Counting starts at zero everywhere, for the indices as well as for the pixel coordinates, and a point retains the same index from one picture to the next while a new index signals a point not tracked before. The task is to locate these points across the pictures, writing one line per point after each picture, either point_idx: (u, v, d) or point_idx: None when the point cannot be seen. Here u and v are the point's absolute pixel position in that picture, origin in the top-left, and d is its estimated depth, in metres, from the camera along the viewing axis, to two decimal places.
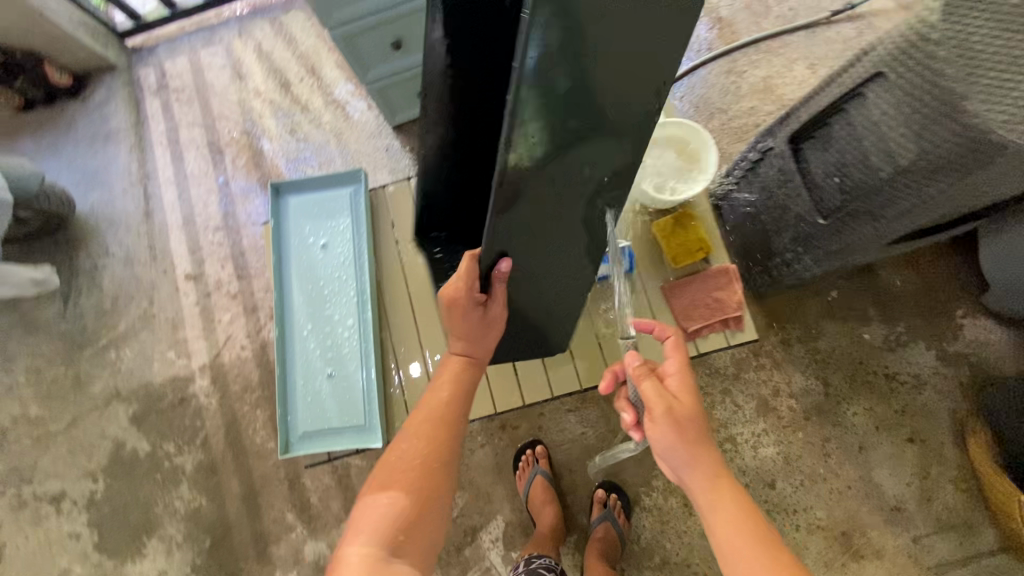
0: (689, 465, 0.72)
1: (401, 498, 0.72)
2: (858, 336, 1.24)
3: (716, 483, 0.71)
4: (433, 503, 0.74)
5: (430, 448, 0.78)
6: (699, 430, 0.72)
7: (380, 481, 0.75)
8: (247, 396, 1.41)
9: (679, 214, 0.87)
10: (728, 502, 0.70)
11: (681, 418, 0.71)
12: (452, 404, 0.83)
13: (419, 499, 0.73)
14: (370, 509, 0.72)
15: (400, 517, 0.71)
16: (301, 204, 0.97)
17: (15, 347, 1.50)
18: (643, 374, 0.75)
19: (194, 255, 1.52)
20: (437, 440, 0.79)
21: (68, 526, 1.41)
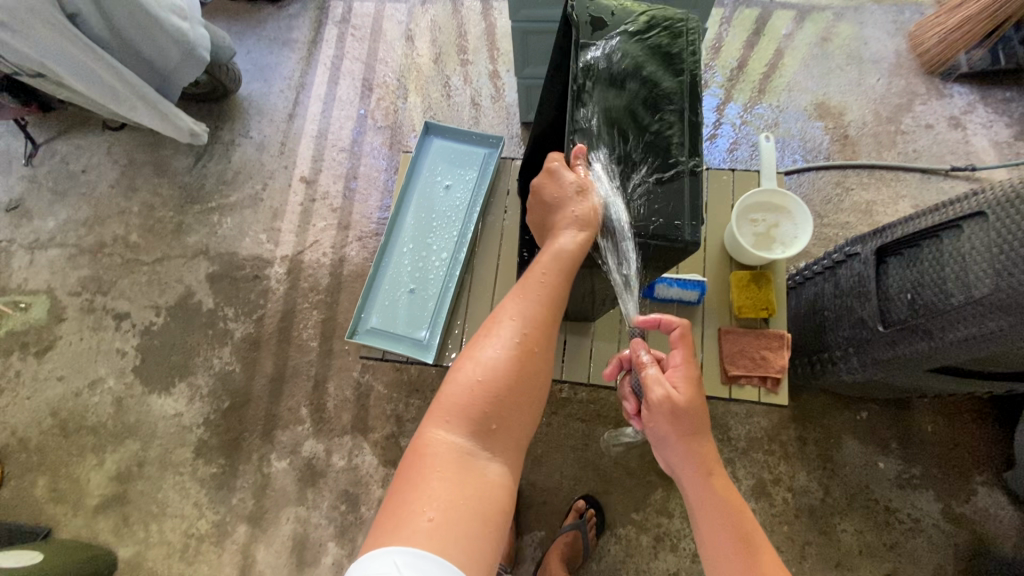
0: (683, 454, 0.79)
1: (490, 386, 0.67)
2: (873, 461, 1.27)
3: (706, 477, 0.77)
4: (524, 400, 0.69)
5: (531, 338, 0.71)
6: (691, 423, 0.78)
7: (476, 358, 0.69)
8: (311, 295, 1.54)
9: (758, 273, 0.95)
10: (715, 490, 0.77)
11: (679, 410, 0.77)
12: (558, 290, 0.73)
13: (511, 398, 0.68)
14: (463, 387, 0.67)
15: (492, 408, 0.67)
16: (443, 147, 1.12)
17: (142, 180, 1.70)
18: (649, 363, 0.81)
19: (315, 163, 1.69)
20: (537, 331, 0.72)
21: (118, 344, 1.56)
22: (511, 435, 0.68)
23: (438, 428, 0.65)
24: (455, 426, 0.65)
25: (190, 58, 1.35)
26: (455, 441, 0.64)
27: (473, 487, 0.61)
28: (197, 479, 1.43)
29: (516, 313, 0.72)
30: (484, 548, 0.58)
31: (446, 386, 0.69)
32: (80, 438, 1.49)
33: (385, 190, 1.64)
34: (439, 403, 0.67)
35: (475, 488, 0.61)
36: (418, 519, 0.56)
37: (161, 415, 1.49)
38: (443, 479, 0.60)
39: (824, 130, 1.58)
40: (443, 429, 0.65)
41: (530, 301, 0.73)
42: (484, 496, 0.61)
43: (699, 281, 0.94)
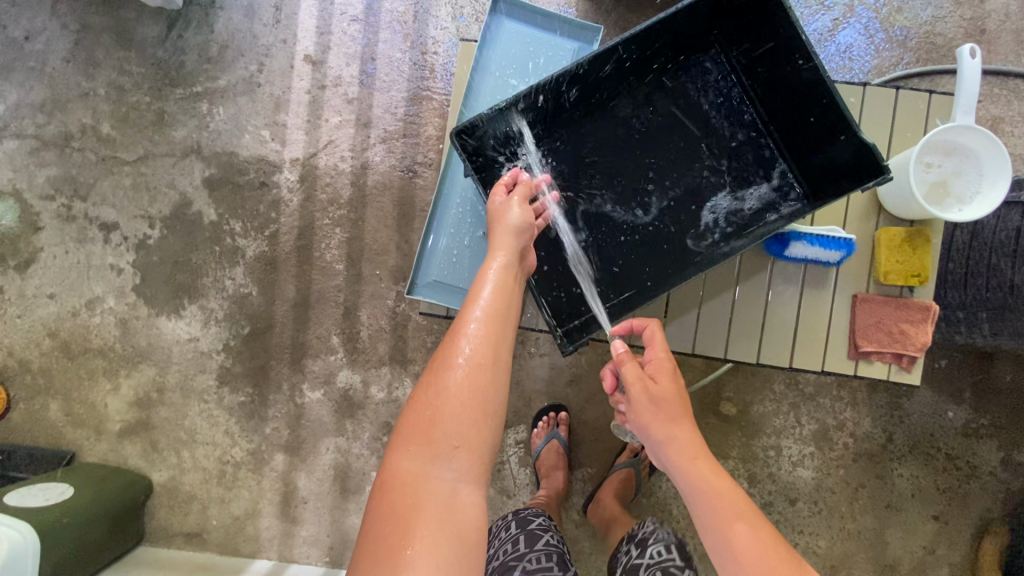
0: (664, 441, 0.71)
1: (437, 421, 0.64)
2: (941, 410, 1.22)
3: (693, 459, 0.69)
4: (481, 421, 0.65)
5: (480, 354, 0.67)
6: (676, 407, 0.72)
7: (432, 391, 0.66)
8: (331, 210, 1.33)
9: (916, 230, 0.78)
10: (706, 474, 0.68)
11: (658, 398, 0.72)
12: (495, 311, 0.69)
13: (469, 423, 0.65)
14: (421, 416, 0.66)
15: (440, 431, 0.64)
16: (517, 36, 0.83)
17: (103, 52, 1.36)
18: (625, 358, 0.75)
19: (321, 38, 1.35)
20: (486, 351, 0.67)
21: (112, 259, 1.36)
22: (477, 450, 0.65)
23: (402, 459, 0.64)
24: (420, 450, 0.64)
25: None
26: (417, 469, 0.63)
27: (442, 511, 0.61)
28: (225, 407, 1.34)
29: (460, 341, 0.67)
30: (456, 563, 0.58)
31: (407, 415, 0.67)
32: (88, 361, 1.36)
33: (410, 78, 1.33)
34: (399, 433, 0.67)
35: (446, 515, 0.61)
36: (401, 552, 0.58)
37: (175, 339, 1.35)
38: (412, 508, 0.61)
39: (958, 20, 1.28)
40: (409, 459, 0.64)
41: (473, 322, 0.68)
42: (454, 516, 0.61)
43: (847, 240, 0.76)
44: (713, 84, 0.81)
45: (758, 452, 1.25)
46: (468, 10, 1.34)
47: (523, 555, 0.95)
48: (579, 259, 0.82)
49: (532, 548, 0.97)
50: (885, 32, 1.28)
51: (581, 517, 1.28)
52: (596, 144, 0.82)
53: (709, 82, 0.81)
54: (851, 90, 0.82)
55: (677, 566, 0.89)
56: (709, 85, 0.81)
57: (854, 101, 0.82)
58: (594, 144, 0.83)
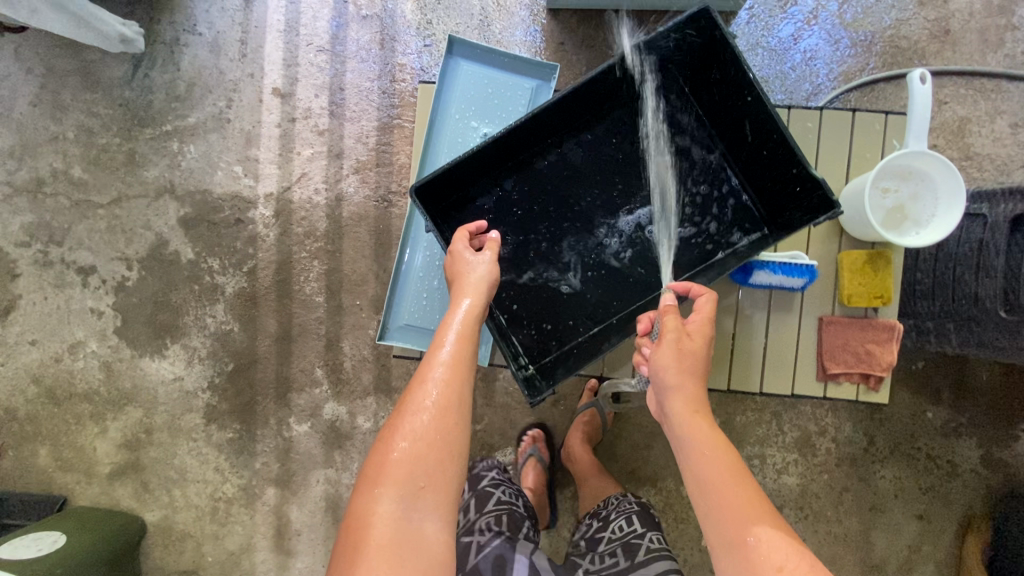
0: (674, 389, 0.68)
1: (403, 465, 0.65)
2: (920, 411, 1.24)
3: (695, 416, 0.67)
4: (449, 463, 0.66)
5: (446, 397, 0.67)
6: (698, 368, 0.70)
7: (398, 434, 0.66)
8: (308, 243, 1.33)
9: (876, 252, 0.79)
10: (709, 433, 0.66)
11: (687, 350, 0.70)
12: (462, 358, 0.70)
13: (437, 466, 0.65)
14: (387, 458, 0.65)
15: (407, 473, 0.64)
16: (474, 76, 0.84)
17: (70, 95, 1.35)
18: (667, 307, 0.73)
19: (288, 70, 1.34)
20: (453, 394, 0.68)
21: (92, 303, 1.36)
22: (444, 492, 0.65)
23: (369, 502, 0.64)
24: (390, 492, 0.64)
25: None
26: (384, 512, 0.63)
27: (409, 552, 0.61)
28: (213, 444, 1.34)
29: (427, 384, 0.68)
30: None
31: (373, 458, 0.67)
32: (74, 406, 1.36)
33: (380, 107, 1.33)
34: (365, 475, 0.66)
35: (412, 556, 0.61)
36: None
37: (160, 380, 1.35)
38: (379, 552, 0.61)
39: (922, 22, 1.29)
40: (375, 501, 0.64)
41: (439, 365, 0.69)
42: (424, 559, 0.62)
43: (809, 267, 0.77)
44: (671, 115, 0.84)
45: (743, 462, 1.26)
46: (434, 36, 1.33)
47: (476, 520, 0.93)
48: (555, 296, 0.85)
49: (484, 511, 0.95)
50: (850, 39, 1.29)
51: (572, 534, 1.29)
52: (562, 179, 0.85)
53: (671, 117, 0.84)
54: (808, 115, 0.83)
55: (637, 535, 0.89)
56: (669, 117, 0.84)
57: (811, 126, 0.83)
58: (560, 179, 0.85)
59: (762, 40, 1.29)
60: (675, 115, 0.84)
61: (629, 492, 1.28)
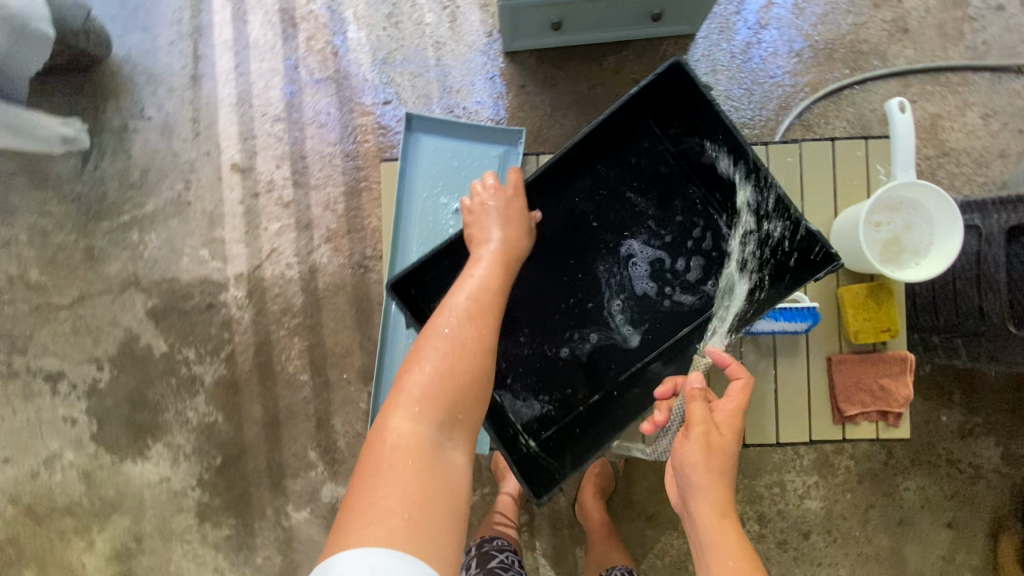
0: (697, 487, 0.64)
1: (427, 393, 0.61)
2: (935, 416, 1.21)
3: (720, 517, 0.63)
4: (474, 394, 0.64)
5: (473, 335, 0.65)
6: (727, 463, 0.66)
7: (425, 368, 0.63)
8: (285, 320, 1.27)
9: (876, 284, 0.76)
10: (732, 536, 0.62)
11: (717, 446, 0.66)
12: (490, 287, 0.69)
13: (466, 399, 0.63)
14: (417, 376, 0.62)
15: (436, 396, 0.61)
16: (437, 150, 0.84)
17: (19, 196, 1.29)
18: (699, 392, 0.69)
19: (245, 144, 1.29)
20: (478, 325, 0.66)
21: (64, 411, 1.28)
22: (468, 423, 0.63)
23: (398, 421, 0.60)
24: (419, 418, 0.60)
25: (29, 37, 0.93)
26: (415, 431, 0.59)
27: (442, 479, 0.58)
28: (210, 544, 1.27)
29: (450, 314, 0.66)
30: (450, 533, 0.55)
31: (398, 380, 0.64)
32: (56, 522, 1.28)
33: (345, 171, 1.29)
34: (391, 398, 0.62)
35: (441, 480, 0.58)
36: (394, 515, 0.54)
37: (145, 483, 1.28)
38: (407, 472, 0.57)
39: (880, 24, 1.28)
40: (403, 420, 0.60)
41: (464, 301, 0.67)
42: (454, 488, 0.58)
43: (811, 310, 0.75)
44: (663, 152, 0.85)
45: (763, 492, 1.22)
46: (391, 91, 1.30)
47: None
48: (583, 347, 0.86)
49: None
50: (808, 48, 1.27)
51: None
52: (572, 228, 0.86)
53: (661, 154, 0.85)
54: (788, 149, 0.80)
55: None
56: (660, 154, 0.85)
57: (793, 160, 0.80)
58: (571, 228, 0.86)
59: (724, 58, 1.28)
60: (650, 169, 0.86)
61: (651, 539, 1.22)
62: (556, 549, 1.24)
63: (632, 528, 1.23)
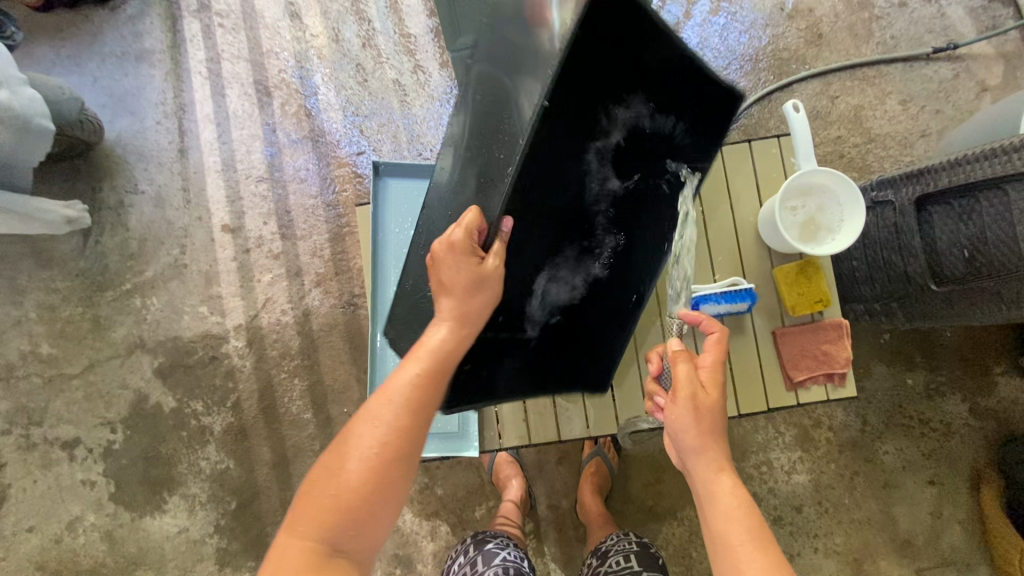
0: (693, 446, 0.71)
1: (334, 505, 0.62)
2: (901, 381, 1.29)
3: (718, 471, 0.70)
4: (381, 507, 0.64)
5: (394, 435, 0.65)
6: (716, 420, 0.72)
7: (334, 458, 0.64)
8: (285, 363, 1.35)
9: (804, 262, 0.86)
10: (729, 486, 0.69)
11: (704, 407, 0.71)
12: (420, 392, 0.67)
13: (371, 504, 0.63)
14: (326, 484, 0.63)
15: (341, 511, 0.62)
16: (404, 191, 0.94)
17: (27, 277, 1.38)
18: (681, 356, 0.75)
19: (233, 205, 1.40)
20: (397, 440, 0.65)
21: (82, 475, 1.35)
22: (372, 532, 0.64)
23: (296, 527, 0.63)
24: (313, 528, 0.62)
25: (33, 134, 1.04)
26: (308, 542, 0.62)
27: None
28: None
29: (371, 422, 0.65)
30: None
31: (313, 475, 0.65)
32: None
33: (328, 220, 1.39)
34: (300, 499, 0.64)
35: None
36: None
37: (165, 536, 1.33)
38: None
39: (796, 32, 1.41)
40: (302, 529, 0.62)
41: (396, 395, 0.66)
42: None
43: (748, 291, 0.84)
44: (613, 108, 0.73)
45: (752, 472, 1.28)
46: (363, 143, 1.41)
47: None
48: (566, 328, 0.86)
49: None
50: (738, 61, 1.40)
51: None
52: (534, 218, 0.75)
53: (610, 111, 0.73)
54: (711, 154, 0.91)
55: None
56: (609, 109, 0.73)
57: (716, 162, 0.90)
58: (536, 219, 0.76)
59: None
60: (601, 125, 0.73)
61: (653, 530, 1.28)
62: (564, 553, 1.29)
63: (634, 522, 1.28)
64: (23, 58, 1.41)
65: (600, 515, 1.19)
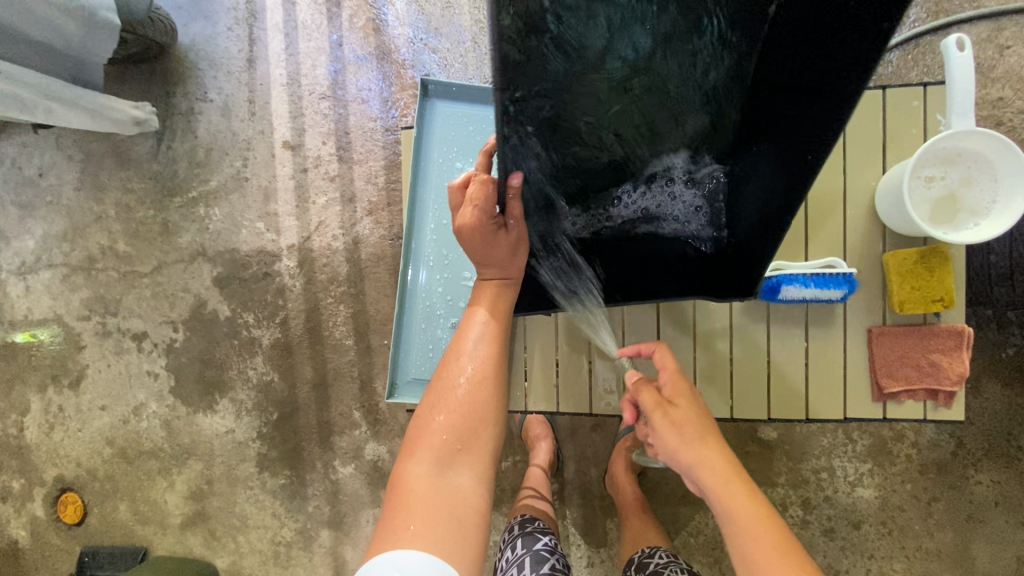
0: (697, 465, 0.68)
1: (441, 431, 0.71)
2: (1018, 406, 1.07)
3: (730, 483, 0.67)
4: (483, 423, 0.73)
5: (482, 371, 0.75)
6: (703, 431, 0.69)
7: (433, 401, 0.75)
8: (332, 288, 1.35)
9: (930, 249, 0.70)
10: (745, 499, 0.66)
11: (680, 419, 0.70)
12: (493, 330, 0.77)
13: (472, 424, 0.73)
14: (433, 415, 0.73)
15: (450, 433, 0.71)
16: (452, 117, 0.87)
17: (108, 176, 1.44)
18: (640, 384, 0.74)
19: (294, 122, 1.37)
20: (485, 368, 0.75)
21: (148, 366, 1.45)
22: (479, 450, 0.72)
23: (410, 465, 0.70)
24: (424, 457, 0.69)
25: (98, 28, 1.03)
26: (423, 469, 0.69)
27: (450, 504, 0.67)
28: (268, 491, 1.39)
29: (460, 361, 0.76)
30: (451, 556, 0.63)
31: (416, 420, 0.75)
32: (143, 463, 1.46)
33: (385, 145, 1.33)
34: (410, 441, 0.72)
35: (453, 504, 0.67)
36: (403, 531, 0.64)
37: (214, 433, 1.42)
38: (419, 499, 0.66)
39: None
40: (417, 460, 0.69)
41: (472, 343, 0.77)
42: (459, 509, 0.67)
43: (847, 276, 0.70)
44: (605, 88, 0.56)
45: (809, 476, 1.14)
46: (428, 64, 1.32)
47: None
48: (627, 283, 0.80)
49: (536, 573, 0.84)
50: None
51: None
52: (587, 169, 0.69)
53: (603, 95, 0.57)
54: None
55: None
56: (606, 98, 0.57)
57: None
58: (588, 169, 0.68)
59: None
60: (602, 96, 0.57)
61: (685, 516, 1.20)
62: (586, 520, 1.24)
63: (665, 504, 1.20)
64: None
65: (631, 492, 1.12)
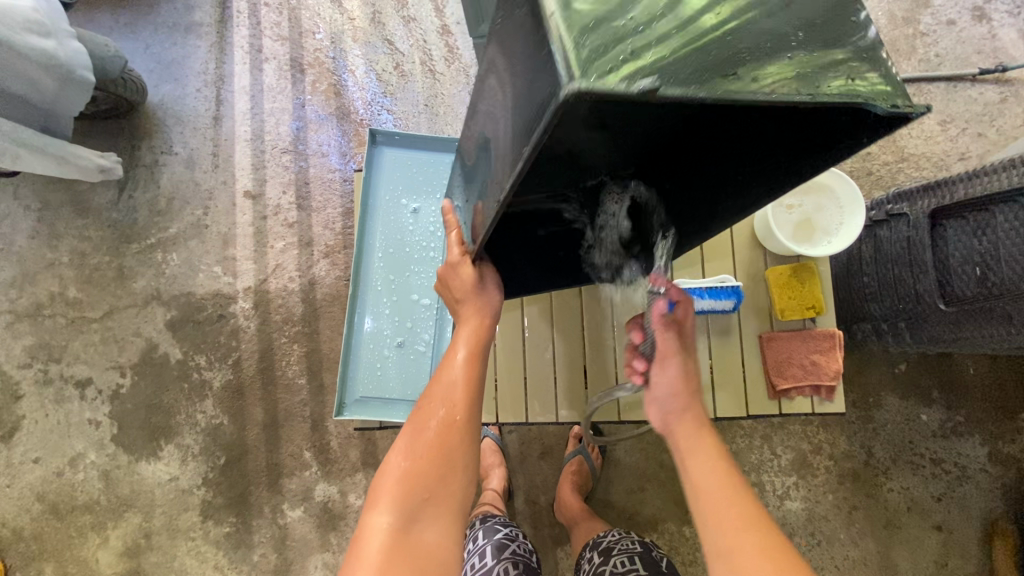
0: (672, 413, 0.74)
1: (405, 478, 0.68)
2: (915, 416, 1.20)
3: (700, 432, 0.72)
4: (451, 470, 0.70)
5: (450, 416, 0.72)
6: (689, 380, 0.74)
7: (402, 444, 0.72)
8: (287, 328, 1.39)
9: (800, 265, 0.85)
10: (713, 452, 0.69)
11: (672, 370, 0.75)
12: (465, 377, 0.74)
13: (441, 472, 0.69)
14: (400, 461, 0.70)
15: (411, 484, 0.68)
16: (397, 159, 0.98)
17: (64, 224, 1.47)
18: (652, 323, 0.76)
19: (257, 174, 1.46)
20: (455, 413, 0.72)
21: (89, 414, 1.42)
22: (445, 498, 0.68)
23: (375, 514, 0.67)
24: (388, 507, 0.66)
25: (73, 84, 1.13)
26: (384, 523, 0.65)
27: (410, 558, 0.63)
28: (211, 542, 1.34)
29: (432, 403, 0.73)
30: None
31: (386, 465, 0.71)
32: (75, 519, 1.38)
33: (343, 194, 1.44)
34: (375, 489, 0.69)
35: (416, 562, 0.63)
36: None
37: (156, 482, 1.38)
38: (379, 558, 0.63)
39: None
40: (379, 512, 0.66)
41: (446, 384, 0.74)
42: (418, 565, 0.63)
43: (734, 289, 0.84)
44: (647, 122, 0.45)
45: None
46: (385, 122, 1.46)
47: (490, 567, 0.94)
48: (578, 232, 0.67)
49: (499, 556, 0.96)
50: None
51: None
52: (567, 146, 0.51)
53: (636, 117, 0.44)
54: None
55: None
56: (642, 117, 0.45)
57: None
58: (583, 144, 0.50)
59: None
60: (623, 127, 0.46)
61: None
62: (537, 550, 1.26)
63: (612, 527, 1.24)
64: (85, 21, 1.51)
65: (576, 506, 1.17)
